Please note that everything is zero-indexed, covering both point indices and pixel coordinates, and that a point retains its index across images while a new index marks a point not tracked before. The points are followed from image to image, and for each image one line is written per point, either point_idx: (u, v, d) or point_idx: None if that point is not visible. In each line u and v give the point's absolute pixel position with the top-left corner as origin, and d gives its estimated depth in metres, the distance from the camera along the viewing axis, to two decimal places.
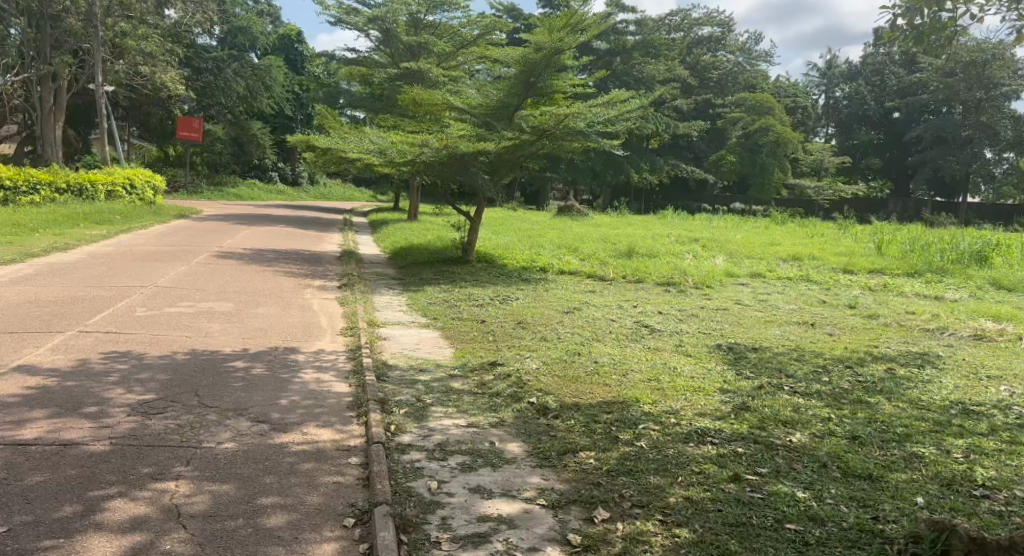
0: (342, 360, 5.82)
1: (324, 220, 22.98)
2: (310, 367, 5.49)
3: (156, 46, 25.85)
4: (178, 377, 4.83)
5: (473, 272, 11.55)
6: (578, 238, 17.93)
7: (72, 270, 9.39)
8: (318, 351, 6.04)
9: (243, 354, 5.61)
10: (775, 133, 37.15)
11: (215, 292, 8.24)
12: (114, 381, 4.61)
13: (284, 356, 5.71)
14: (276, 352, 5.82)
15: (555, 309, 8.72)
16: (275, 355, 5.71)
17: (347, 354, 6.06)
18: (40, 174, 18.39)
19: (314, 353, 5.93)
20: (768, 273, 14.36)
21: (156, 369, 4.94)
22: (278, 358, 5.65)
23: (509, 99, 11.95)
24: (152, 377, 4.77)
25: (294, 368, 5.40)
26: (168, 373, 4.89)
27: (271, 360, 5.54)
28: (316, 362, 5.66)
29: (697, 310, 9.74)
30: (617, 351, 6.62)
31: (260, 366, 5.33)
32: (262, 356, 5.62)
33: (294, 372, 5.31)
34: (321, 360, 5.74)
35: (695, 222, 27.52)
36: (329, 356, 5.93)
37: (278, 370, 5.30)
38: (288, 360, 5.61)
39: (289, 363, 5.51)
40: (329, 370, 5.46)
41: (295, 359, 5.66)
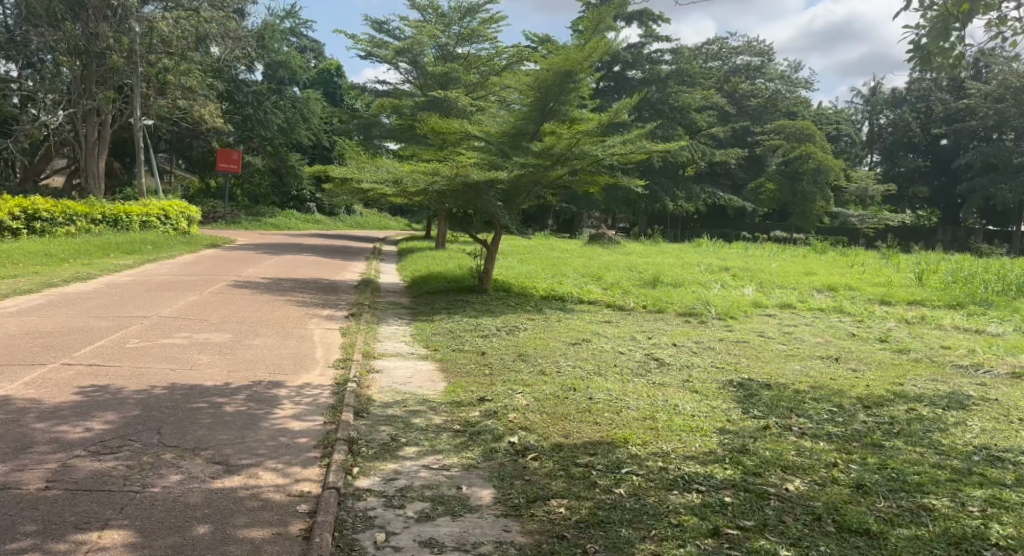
0: (324, 395, 5.61)
1: (353, 248, 23.15)
2: (288, 402, 5.29)
3: (197, 81, 26.47)
4: (144, 414, 4.68)
5: (487, 301, 11.34)
6: (604, 267, 17.62)
7: (83, 300, 9.45)
8: (302, 386, 5.85)
9: (220, 389, 5.44)
10: (816, 160, 36.32)
11: (217, 323, 8.16)
12: (75, 420, 4.48)
13: (264, 391, 5.53)
14: (257, 386, 5.64)
15: (564, 341, 8.41)
16: (254, 389, 5.54)
17: (333, 388, 5.86)
18: (77, 205, 18.86)
19: (297, 387, 5.74)
20: (798, 304, 13.85)
21: (124, 406, 4.80)
22: (257, 392, 5.48)
23: (523, 127, 12.04)
24: (117, 414, 4.63)
25: (269, 404, 5.21)
26: (135, 410, 4.74)
27: (249, 395, 5.37)
28: (297, 397, 5.46)
29: (715, 343, 9.33)
30: (616, 386, 6.28)
31: (235, 402, 5.15)
32: (239, 391, 5.44)
33: (269, 408, 5.11)
34: (302, 395, 5.54)
35: (730, 251, 27.00)
36: (312, 391, 5.73)
37: (252, 405, 5.11)
38: (267, 395, 5.43)
39: (266, 399, 5.33)
40: (307, 406, 5.25)
41: (275, 394, 5.47)
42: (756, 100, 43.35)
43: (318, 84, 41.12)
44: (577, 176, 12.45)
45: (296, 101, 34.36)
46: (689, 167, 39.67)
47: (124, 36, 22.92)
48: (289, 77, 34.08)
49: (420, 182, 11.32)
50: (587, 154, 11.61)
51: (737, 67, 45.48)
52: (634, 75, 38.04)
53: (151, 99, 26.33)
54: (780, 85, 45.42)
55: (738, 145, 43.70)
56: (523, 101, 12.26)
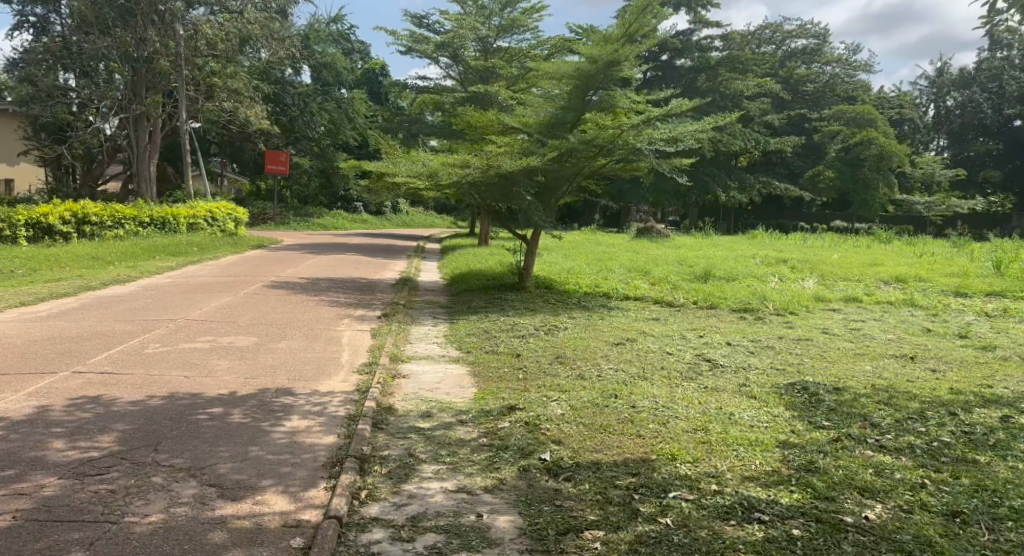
0: (337, 404, 5.17)
1: (396, 247, 22.93)
2: (297, 412, 4.87)
3: (243, 82, 26.45)
4: (139, 428, 4.27)
5: (528, 299, 10.82)
6: (652, 261, 16.92)
7: (115, 303, 9.26)
8: (315, 393, 5.41)
9: (224, 399, 5.02)
10: (879, 146, 34.53)
11: (245, 325, 7.84)
12: (65, 435, 4.10)
13: (273, 400, 5.11)
14: (266, 394, 5.23)
15: (607, 341, 7.83)
16: (262, 398, 5.11)
17: (350, 395, 5.43)
18: (125, 208, 18.99)
19: (310, 395, 5.31)
20: (863, 297, 12.97)
21: (120, 418, 4.41)
22: (265, 401, 5.06)
23: (563, 116, 11.53)
24: (108, 428, 4.23)
25: (276, 415, 4.77)
26: (130, 423, 4.34)
27: (254, 405, 4.94)
28: (308, 406, 5.03)
29: (774, 341, 8.62)
30: (663, 392, 5.72)
31: (238, 412, 4.73)
32: (245, 400, 5.02)
33: (275, 418, 4.68)
34: (314, 404, 5.10)
35: (788, 242, 25.93)
36: (325, 398, 5.29)
37: (256, 416, 4.69)
38: (274, 404, 5.01)
39: (273, 409, 4.89)
40: (316, 416, 4.82)
41: (283, 403, 5.04)
42: (812, 85, 41.83)
43: (363, 84, 41.19)
44: (621, 164, 11.81)
45: (342, 102, 34.46)
46: (743, 156, 38.35)
47: (170, 40, 23.34)
48: (335, 78, 34.18)
49: (455, 176, 10.94)
50: (631, 144, 11.00)
51: (793, 51, 43.84)
52: (684, 64, 36.93)
53: (197, 101, 26.39)
54: (837, 69, 43.58)
55: (794, 132, 42.19)
56: (561, 91, 11.74)
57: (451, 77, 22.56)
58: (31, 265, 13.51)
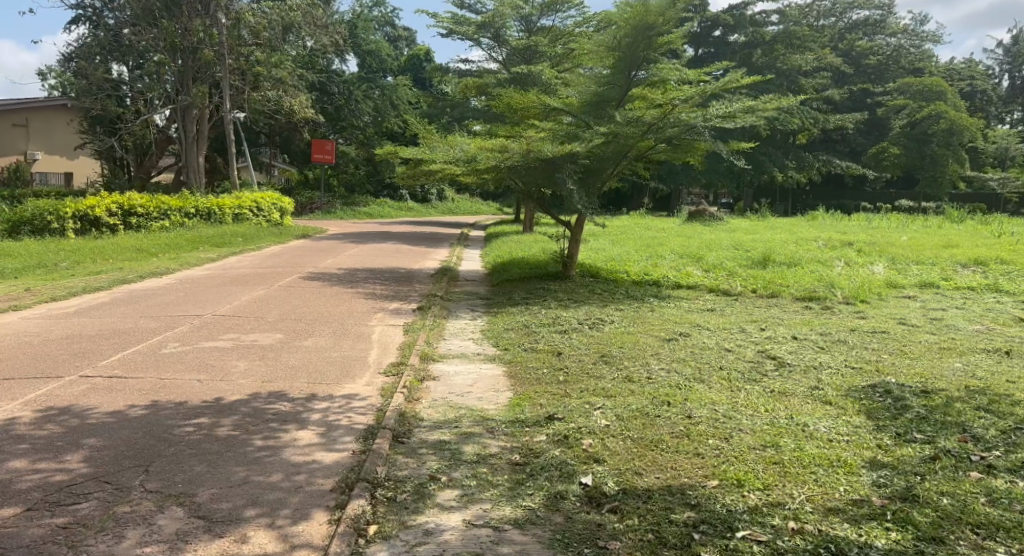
0: (343, 412, 4.66)
1: (441, 235, 22.52)
2: (297, 421, 4.38)
3: (287, 72, 26.05)
4: (117, 445, 3.81)
5: (572, 289, 10.26)
6: (706, 246, 16.06)
7: (147, 296, 8.99)
8: (320, 398, 4.90)
9: (219, 407, 4.55)
10: (948, 119, 32.66)
11: (274, 319, 7.48)
12: (36, 454, 3.65)
13: (272, 407, 4.62)
14: (266, 400, 4.74)
15: (657, 336, 7.23)
16: (260, 405, 4.64)
17: (360, 402, 4.93)
18: (171, 200, 18.93)
19: (315, 401, 4.82)
20: (941, 283, 12.04)
21: (100, 432, 3.97)
22: (261, 409, 4.57)
23: (609, 92, 11.18)
24: (85, 445, 3.79)
25: (272, 426, 4.28)
26: (108, 439, 3.89)
27: (249, 414, 4.45)
28: (312, 415, 4.54)
29: (845, 335, 7.92)
30: (723, 399, 5.13)
31: (229, 424, 4.24)
32: (240, 408, 4.55)
33: (271, 431, 4.18)
34: (318, 412, 4.60)
35: (852, 223, 24.63)
36: (331, 405, 4.79)
37: (248, 428, 4.20)
38: (270, 412, 4.51)
39: (269, 418, 4.40)
40: (319, 427, 4.33)
41: (283, 411, 4.55)
42: (875, 57, 39.85)
43: (407, 70, 40.87)
44: (671, 145, 11.10)
45: (388, 89, 34.20)
46: (802, 135, 36.69)
47: (214, 28, 23.18)
48: (380, 65, 33.96)
49: (493, 160, 10.40)
50: (683, 121, 10.21)
51: (854, 23, 41.79)
52: (737, 40, 35.52)
53: (242, 91, 26.27)
54: (903, 40, 41.28)
55: (855, 108, 40.29)
56: (605, 67, 11.32)
57: (494, 59, 21.93)
58: (75, 257, 13.46)
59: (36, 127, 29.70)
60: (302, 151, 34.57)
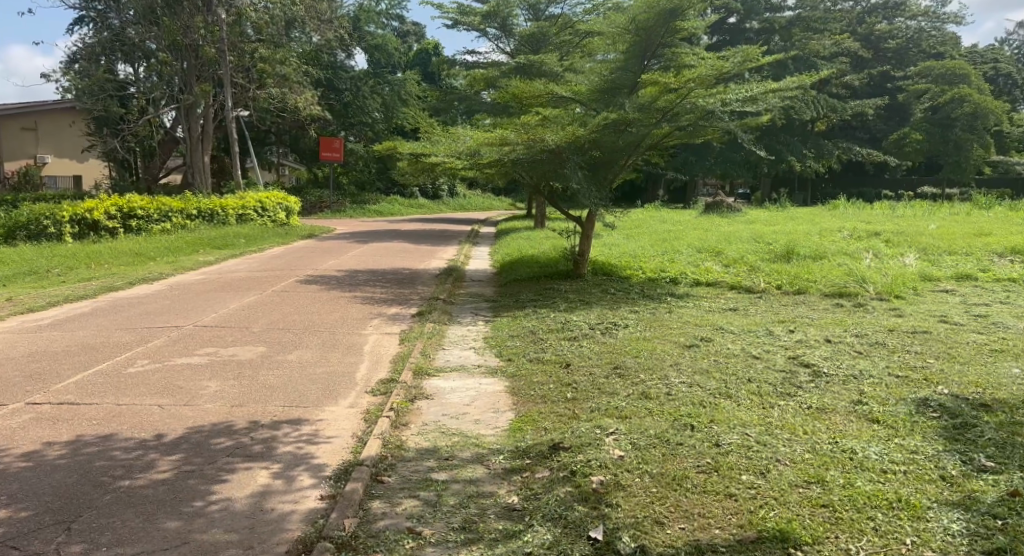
0: (313, 443, 4.10)
1: (449, 232, 21.95)
2: (257, 458, 3.83)
3: (292, 68, 25.42)
4: (37, 495, 3.27)
5: (584, 289, 9.65)
6: (725, 239, 15.34)
7: (129, 304, 8.44)
8: (289, 427, 4.33)
9: (171, 442, 4.00)
10: (973, 103, 31.64)
11: (259, 329, 6.92)
12: None
13: (234, 440, 4.07)
14: (229, 432, 4.18)
15: (675, 342, 6.60)
16: (218, 438, 4.09)
17: (335, 428, 4.36)
18: (172, 201, 18.42)
19: (283, 431, 4.25)
20: (979, 274, 11.30)
21: (21, 481, 3.43)
22: (221, 443, 4.01)
23: (620, 78, 10.45)
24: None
25: (229, 466, 3.72)
26: (29, 488, 3.35)
27: (205, 450, 3.90)
28: (277, 449, 3.98)
29: (882, 336, 7.27)
30: (754, 420, 4.50)
31: (175, 465, 3.69)
32: (195, 444, 3.99)
33: (226, 472, 3.63)
34: (285, 445, 4.04)
35: (876, 212, 23.79)
36: (302, 434, 4.24)
37: (198, 470, 3.64)
38: (230, 447, 3.96)
39: (227, 456, 3.84)
40: (284, 464, 3.77)
41: (245, 446, 4.00)
42: (894, 41, 38.85)
43: (416, 65, 40.31)
44: (685, 133, 10.45)
45: (395, 84, 33.65)
46: (821, 122, 35.71)
47: (215, 25, 22.64)
48: (387, 60, 33.44)
49: (495, 153, 9.86)
50: (699, 107, 9.65)
51: (872, 7, 40.59)
52: (752, 27, 34.83)
53: (246, 90, 25.80)
54: (923, 23, 40.03)
55: (875, 93, 39.25)
56: (615, 52, 10.70)
57: (501, 50, 21.24)
58: (68, 262, 12.94)
59: (44, 129, 29.42)
60: (311, 150, 34.03)
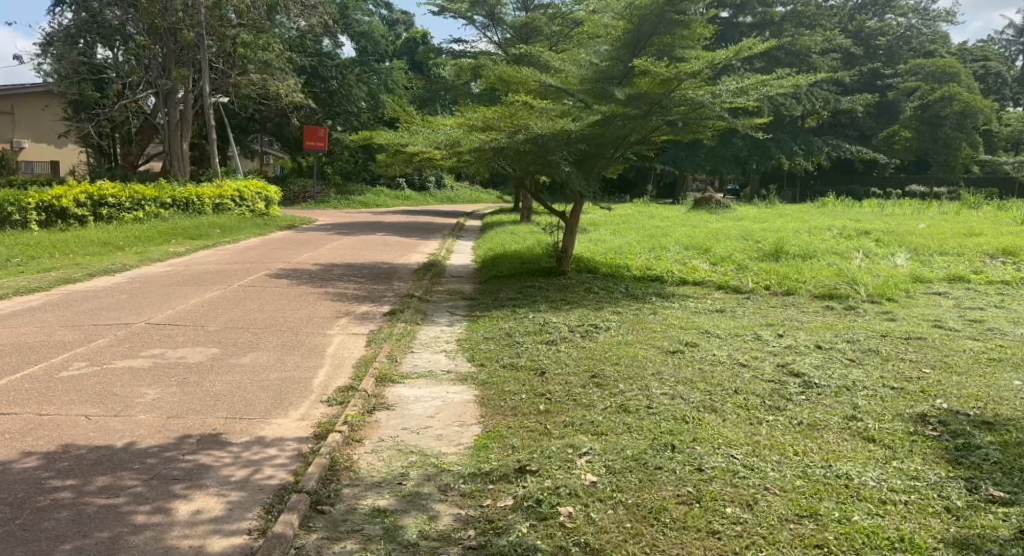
0: (259, 462, 3.68)
1: (434, 225, 21.48)
2: (194, 481, 3.42)
3: (275, 55, 24.77)
4: None
5: (567, 287, 9.25)
6: (713, 236, 15.01)
7: (82, 298, 7.94)
8: (232, 443, 3.91)
9: (94, 460, 3.57)
10: (962, 102, 31.49)
11: (216, 328, 6.47)
12: None
13: (170, 458, 3.65)
14: (165, 449, 3.76)
15: (658, 347, 6.21)
16: (150, 455, 3.67)
17: (286, 444, 3.95)
18: (145, 189, 17.83)
19: (229, 448, 3.84)
20: (971, 276, 11.00)
21: None
22: (156, 461, 3.60)
23: (610, 69, 10.03)
24: None
25: (161, 491, 3.30)
26: None
27: (136, 470, 3.49)
28: (219, 469, 3.57)
29: (876, 343, 6.92)
30: (741, 439, 4.14)
31: (95, 489, 3.27)
32: (121, 462, 3.58)
33: (155, 498, 3.22)
34: (229, 464, 3.64)
35: (866, 210, 23.51)
36: (250, 451, 3.83)
37: (124, 496, 3.23)
38: (167, 467, 3.54)
39: (160, 477, 3.43)
40: (223, 488, 3.36)
41: (182, 465, 3.58)
42: (885, 38, 38.63)
43: (404, 54, 39.68)
44: (675, 127, 10.06)
45: (381, 73, 33.06)
46: (811, 118, 35.43)
47: (194, 8, 21.95)
48: (373, 48, 32.86)
49: (476, 143, 9.42)
50: (690, 100, 9.25)
51: (863, 3, 40.32)
52: (744, 22, 34.30)
53: (226, 76, 25.13)
54: (913, 20, 39.83)
55: (865, 91, 39.01)
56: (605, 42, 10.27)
57: (489, 39, 20.76)
58: (31, 250, 12.40)
59: (20, 114, 28.64)
60: (295, 138, 33.37)
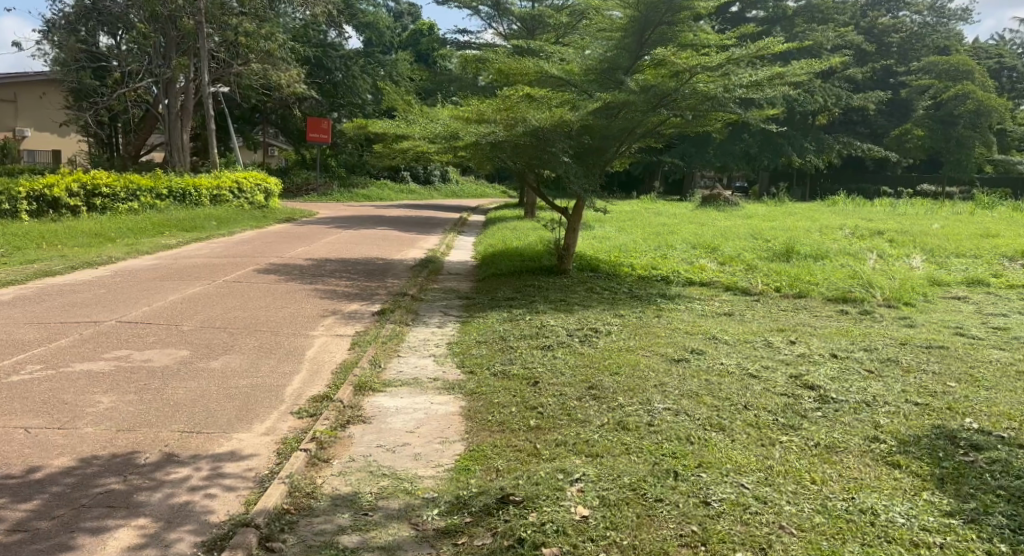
0: (209, 488, 3.26)
1: (436, 219, 21.05)
2: (130, 512, 3.02)
3: (277, 44, 24.30)
4: None
5: (568, 287, 8.81)
6: (721, 235, 14.56)
7: (56, 293, 7.54)
8: (182, 464, 3.51)
9: (19, 484, 3.18)
10: (977, 100, 30.84)
11: (190, 328, 6.07)
12: None
13: (109, 483, 3.25)
14: (103, 472, 3.36)
15: (662, 354, 5.79)
16: (81, 479, 3.26)
17: (243, 466, 3.54)
18: (141, 179, 17.45)
19: (180, 470, 3.44)
20: (991, 280, 10.54)
21: None
22: (93, 487, 3.20)
23: (617, 59, 9.57)
24: None
25: (88, 524, 2.90)
26: None
27: (65, 499, 3.09)
28: (161, 497, 3.17)
29: (895, 352, 6.47)
30: (752, 464, 3.71)
31: (8, 522, 2.87)
32: (49, 486, 3.18)
33: (78, 535, 2.81)
34: (174, 490, 3.23)
35: (878, 209, 22.96)
36: (200, 473, 3.42)
37: (44, 532, 2.82)
38: (104, 495, 3.15)
39: (91, 508, 3.02)
40: (160, 522, 2.96)
41: (121, 492, 3.18)
42: (898, 35, 37.98)
43: (410, 47, 39.22)
44: (683, 120, 9.59)
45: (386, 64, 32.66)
46: (822, 115, 34.88)
47: None
48: (379, 39, 32.40)
49: (473, 135, 8.99)
50: (700, 92, 8.79)
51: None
52: (756, 16, 33.91)
53: (228, 65, 24.73)
54: (927, 17, 39.20)
55: (878, 88, 38.41)
56: (612, 30, 9.79)
57: (494, 30, 20.50)
58: (17, 241, 12.02)
59: (22, 102, 28.30)
60: (298, 130, 32.98)
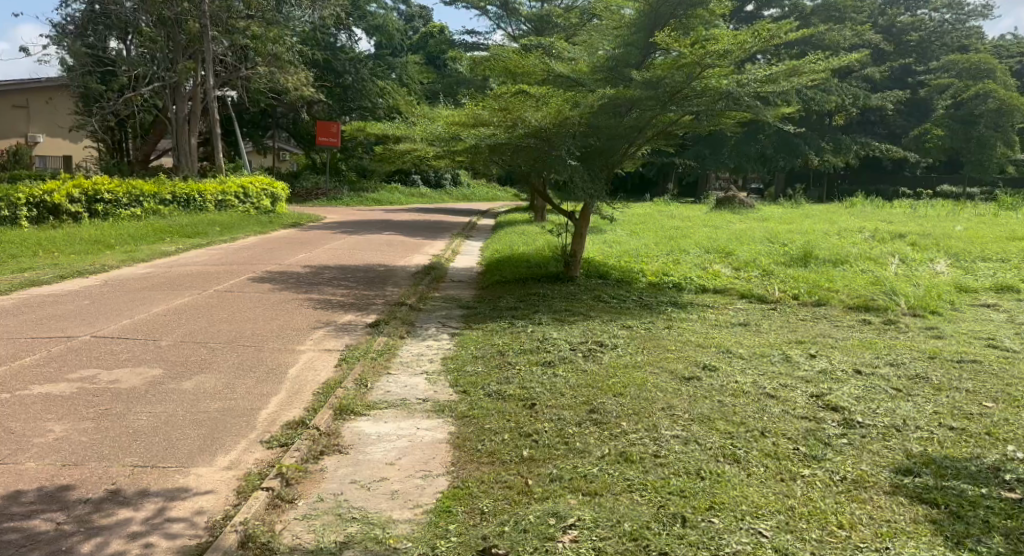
0: (152, 538, 2.90)
1: (444, 223, 20.67)
2: None
3: (284, 47, 23.99)
4: None
5: (574, 295, 8.40)
6: (736, 239, 14.05)
7: (36, 305, 7.20)
8: (127, 505, 3.13)
9: None
10: (997, 100, 30.03)
11: (168, 344, 5.71)
12: None
13: (37, 531, 2.88)
14: (34, 516, 2.99)
15: (672, 372, 5.33)
16: (9, 525, 2.91)
17: (196, 508, 3.16)
18: (144, 184, 17.21)
19: (121, 514, 3.06)
20: (1021, 285, 10.00)
21: None
22: (18, 534, 2.85)
23: (625, 55, 9.13)
24: None
25: None
26: None
27: None
28: (93, 547, 2.81)
29: (925, 367, 6.00)
30: (770, 504, 3.27)
31: None
32: None
33: None
34: (110, 539, 2.87)
35: (898, 211, 22.32)
36: (144, 518, 3.04)
37: None
38: (27, 543, 2.79)
39: None
40: None
41: (50, 541, 2.82)
42: (917, 34, 37.15)
43: (420, 49, 38.93)
44: (694, 119, 9.14)
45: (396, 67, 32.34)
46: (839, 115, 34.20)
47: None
48: (388, 42, 32.06)
49: (473, 137, 8.60)
50: (711, 89, 8.34)
51: None
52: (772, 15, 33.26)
53: (235, 69, 24.54)
54: (946, 15, 38.37)
55: (896, 88, 37.64)
56: (620, 26, 9.35)
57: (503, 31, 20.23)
58: (13, 249, 11.74)
59: (34, 108, 28.26)
60: (308, 134, 32.74)
